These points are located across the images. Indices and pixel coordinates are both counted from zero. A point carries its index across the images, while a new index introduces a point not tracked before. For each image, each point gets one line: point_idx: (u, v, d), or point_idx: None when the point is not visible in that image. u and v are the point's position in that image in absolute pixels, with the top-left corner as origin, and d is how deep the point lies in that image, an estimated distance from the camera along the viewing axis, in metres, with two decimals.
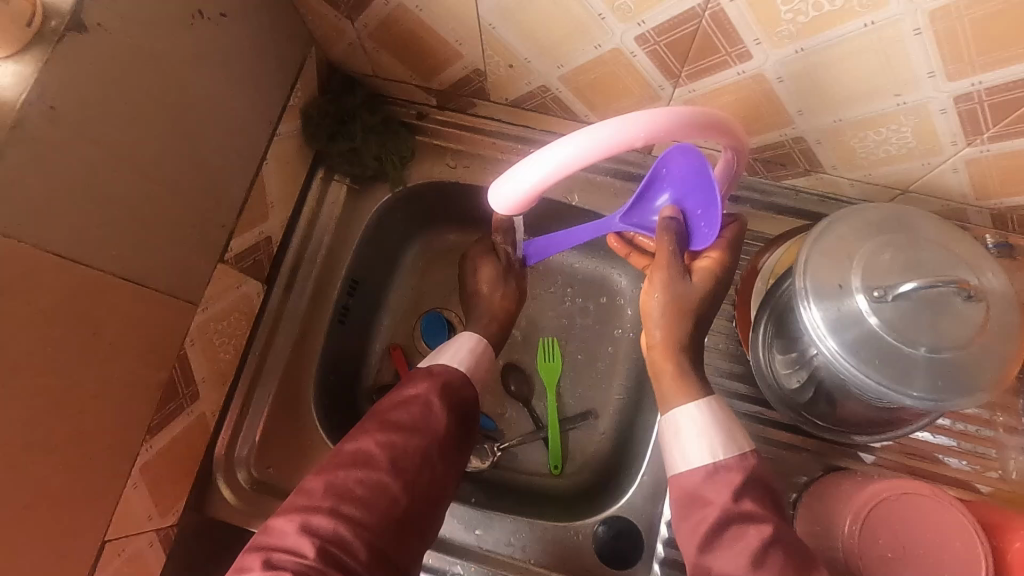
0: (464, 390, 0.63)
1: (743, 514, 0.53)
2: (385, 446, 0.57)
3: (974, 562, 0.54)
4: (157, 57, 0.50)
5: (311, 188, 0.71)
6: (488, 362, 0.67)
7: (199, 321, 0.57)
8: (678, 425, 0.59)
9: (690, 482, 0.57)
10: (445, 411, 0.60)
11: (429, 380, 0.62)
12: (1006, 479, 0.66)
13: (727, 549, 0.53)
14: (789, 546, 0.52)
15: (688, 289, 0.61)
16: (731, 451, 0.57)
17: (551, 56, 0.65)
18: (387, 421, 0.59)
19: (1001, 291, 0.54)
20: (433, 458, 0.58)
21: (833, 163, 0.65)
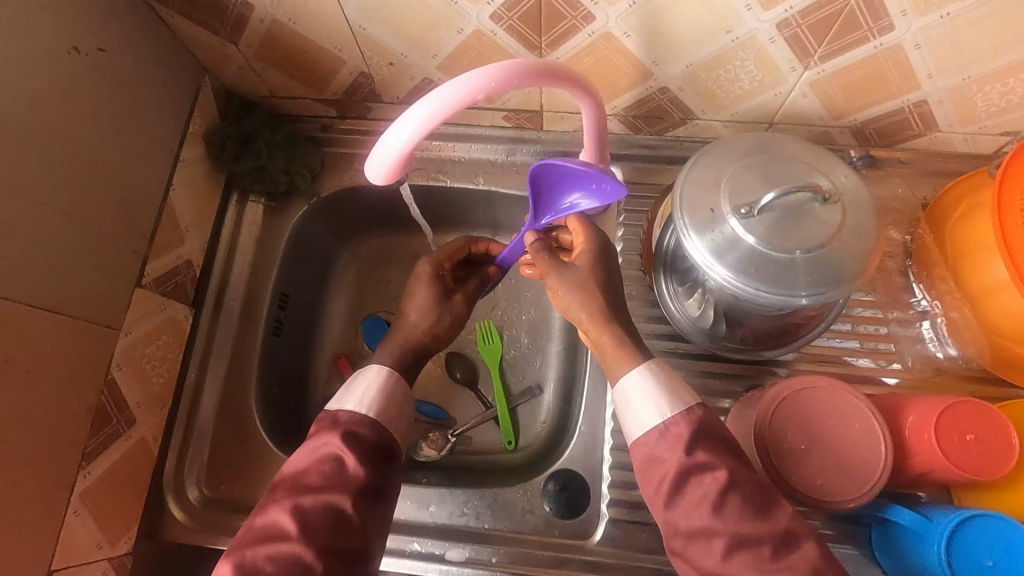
0: (378, 440, 0.53)
1: (699, 464, 0.47)
2: (296, 512, 0.48)
3: (873, 441, 0.53)
4: (41, 92, 0.50)
5: (228, 211, 0.75)
6: (402, 396, 0.56)
7: (124, 346, 0.60)
8: (626, 393, 0.52)
9: (647, 446, 0.50)
10: (364, 459, 0.51)
11: (336, 429, 0.52)
12: (909, 369, 0.65)
13: (691, 499, 0.47)
14: (746, 485, 0.47)
15: (577, 271, 0.55)
16: (681, 405, 0.50)
17: (421, 48, 0.62)
18: (298, 483, 0.50)
19: (853, 189, 0.56)
20: (352, 519, 0.49)
21: (701, 108, 0.67)
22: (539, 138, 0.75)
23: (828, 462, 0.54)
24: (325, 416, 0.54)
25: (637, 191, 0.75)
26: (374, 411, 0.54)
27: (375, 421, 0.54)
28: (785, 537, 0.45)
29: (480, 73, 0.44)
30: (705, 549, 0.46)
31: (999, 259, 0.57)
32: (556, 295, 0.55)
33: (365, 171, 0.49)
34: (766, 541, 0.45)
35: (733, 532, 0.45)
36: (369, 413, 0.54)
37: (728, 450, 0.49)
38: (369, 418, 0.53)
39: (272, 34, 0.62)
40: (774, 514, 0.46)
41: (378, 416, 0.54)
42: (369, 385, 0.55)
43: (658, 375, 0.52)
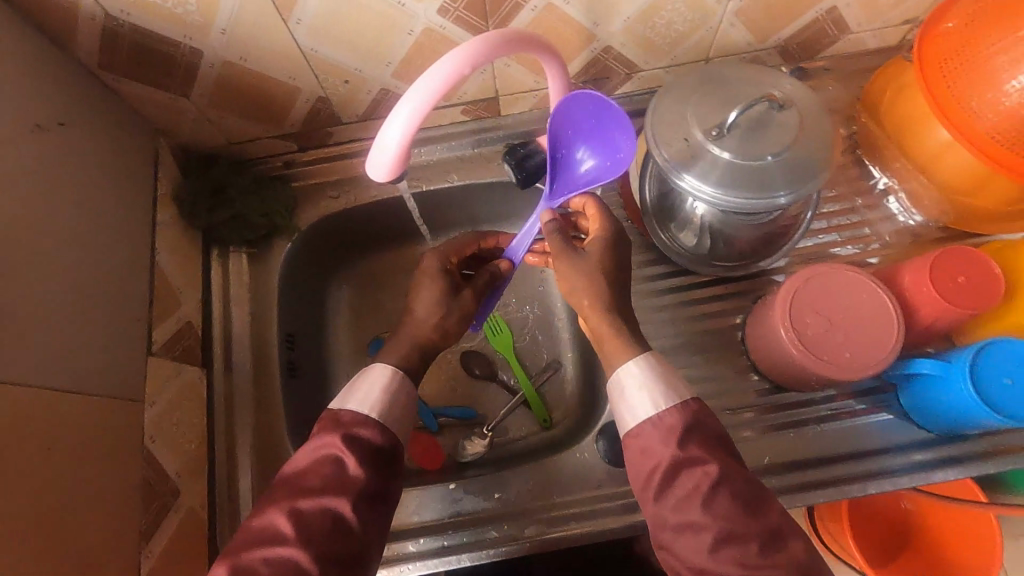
0: (382, 441, 0.52)
1: (691, 458, 0.47)
2: (295, 517, 0.47)
3: (882, 306, 0.59)
4: (19, 172, 0.49)
5: (213, 267, 0.74)
6: (406, 401, 0.55)
7: (152, 416, 0.58)
8: (623, 380, 0.52)
9: (640, 438, 0.50)
10: (364, 458, 0.50)
11: (338, 429, 0.51)
12: (886, 246, 0.71)
13: (681, 492, 0.46)
14: (737, 483, 0.46)
15: (585, 257, 0.57)
16: (677, 398, 0.51)
17: (373, 59, 0.64)
18: (298, 486, 0.48)
19: (802, 93, 0.62)
20: (351, 523, 0.47)
21: (643, 59, 0.72)
22: (499, 124, 0.78)
23: (850, 335, 0.58)
24: (326, 417, 0.53)
25: None
26: (378, 412, 0.53)
27: (381, 424, 0.52)
28: (772, 535, 0.45)
29: (459, 53, 0.46)
30: (693, 542, 0.45)
31: (938, 124, 0.63)
32: (562, 276, 0.57)
33: (367, 172, 0.50)
34: (753, 538, 0.44)
35: (723, 528, 0.45)
36: (371, 415, 0.52)
37: (722, 447, 0.49)
38: (372, 420, 0.52)
39: (223, 77, 0.63)
40: (765, 512, 0.46)
41: (380, 414, 0.53)
42: (372, 384, 0.54)
43: (655, 369, 0.52)
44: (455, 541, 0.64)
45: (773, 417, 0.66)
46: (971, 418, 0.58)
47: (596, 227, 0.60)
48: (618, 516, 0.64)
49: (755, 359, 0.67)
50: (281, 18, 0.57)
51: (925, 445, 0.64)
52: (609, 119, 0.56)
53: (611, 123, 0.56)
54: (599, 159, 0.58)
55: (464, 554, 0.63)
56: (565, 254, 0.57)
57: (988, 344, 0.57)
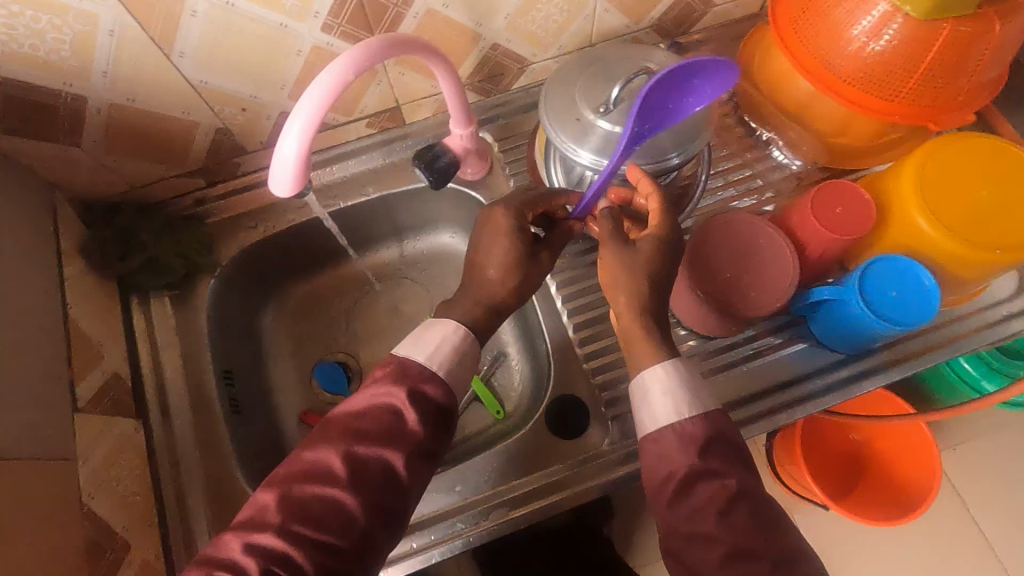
0: (443, 398, 0.55)
1: (708, 470, 0.50)
2: (349, 458, 0.50)
3: (776, 244, 0.64)
4: None
5: (135, 315, 0.72)
6: (471, 362, 0.58)
7: (88, 473, 0.56)
8: (647, 384, 0.55)
9: (657, 445, 0.53)
10: (421, 413, 0.53)
11: (405, 381, 0.54)
12: (778, 193, 0.77)
13: (696, 502, 0.49)
14: (753, 496, 0.50)
15: (637, 253, 0.58)
16: (702, 408, 0.53)
17: (267, 83, 0.64)
18: (352, 429, 0.52)
19: (676, 63, 0.67)
20: (397, 476, 0.51)
21: (532, 52, 0.75)
22: (407, 132, 0.80)
23: (753, 275, 0.65)
24: (391, 363, 0.55)
25: (508, 145, 0.82)
26: (443, 369, 0.56)
27: (445, 382, 0.55)
28: (788, 557, 0.48)
29: (341, 61, 0.48)
30: (704, 552, 0.48)
31: (800, 76, 0.70)
32: (606, 266, 0.59)
33: (271, 189, 0.51)
34: (765, 557, 0.47)
35: (734, 543, 0.48)
36: (439, 372, 0.55)
37: (737, 458, 0.52)
38: (439, 378, 0.55)
39: (114, 121, 0.62)
40: (775, 527, 0.49)
41: (441, 372, 0.56)
42: (440, 341, 0.57)
43: (683, 373, 0.55)
44: (423, 540, 0.65)
45: (703, 365, 0.70)
46: (872, 332, 0.64)
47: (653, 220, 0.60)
48: (574, 486, 0.67)
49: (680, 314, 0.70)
50: (162, 53, 0.57)
51: (839, 366, 0.70)
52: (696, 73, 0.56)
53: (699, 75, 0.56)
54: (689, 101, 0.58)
55: (434, 550, 0.65)
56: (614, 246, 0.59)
57: (885, 261, 0.62)
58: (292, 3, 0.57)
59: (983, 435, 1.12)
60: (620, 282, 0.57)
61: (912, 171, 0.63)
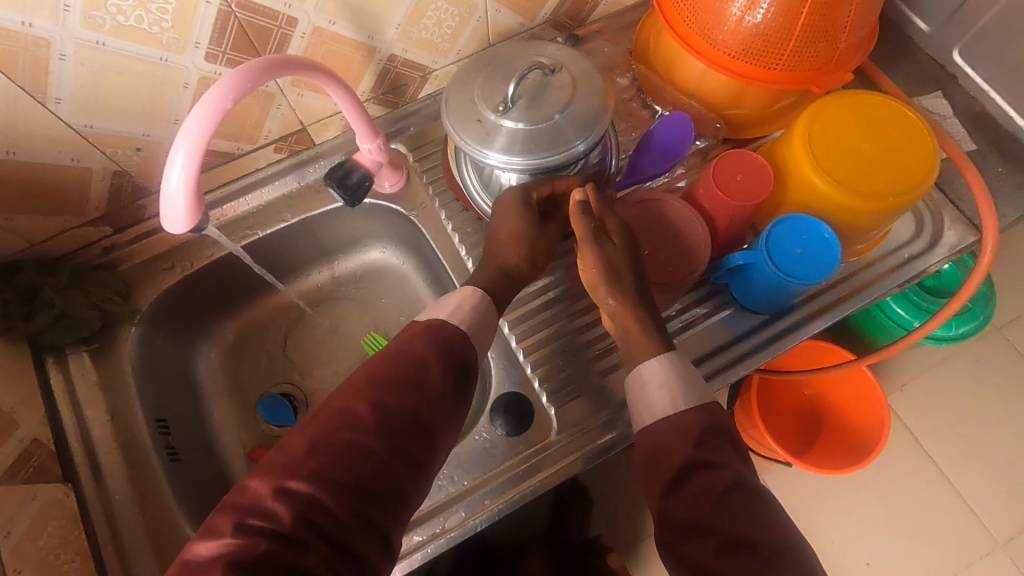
0: (466, 354, 0.57)
1: (703, 461, 0.52)
2: (378, 405, 0.50)
3: (687, 216, 0.67)
4: None
5: (51, 376, 0.69)
6: (487, 319, 0.61)
7: (11, 548, 0.53)
8: (645, 375, 0.60)
9: (656, 440, 0.56)
10: (445, 363, 0.55)
11: (428, 334, 0.56)
12: (686, 170, 0.80)
13: (691, 493, 0.51)
14: (749, 484, 0.51)
15: (610, 251, 0.64)
16: (696, 399, 0.57)
17: (161, 119, 0.63)
18: (380, 378, 0.52)
19: (567, 54, 0.69)
20: (425, 421, 0.51)
21: (431, 59, 0.76)
22: (318, 153, 0.79)
23: (671, 249, 0.68)
24: (420, 323, 0.58)
25: (422, 154, 0.82)
26: (463, 323, 0.59)
27: (465, 333, 0.58)
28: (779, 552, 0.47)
29: (216, 87, 0.47)
30: (701, 545, 0.49)
31: (689, 55, 0.72)
32: (590, 264, 0.63)
33: (165, 227, 0.49)
34: (762, 545, 0.48)
35: (730, 533, 0.48)
36: (460, 325, 0.58)
37: (733, 448, 0.54)
38: (461, 330, 0.58)
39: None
40: (765, 516, 0.50)
41: (468, 331, 0.58)
42: (460, 302, 0.60)
43: (678, 366, 0.60)
44: None
45: None
46: (787, 289, 0.66)
47: (611, 224, 0.65)
48: (524, 482, 0.67)
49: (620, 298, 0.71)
50: (36, 101, 0.55)
51: (762, 326, 0.73)
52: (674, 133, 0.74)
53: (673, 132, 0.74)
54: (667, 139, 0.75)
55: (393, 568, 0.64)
56: (593, 245, 0.63)
57: (790, 221, 0.65)
58: (167, 35, 0.56)
59: (919, 374, 1.18)
60: (608, 286, 0.63)
61: (801, 132, 0.67)
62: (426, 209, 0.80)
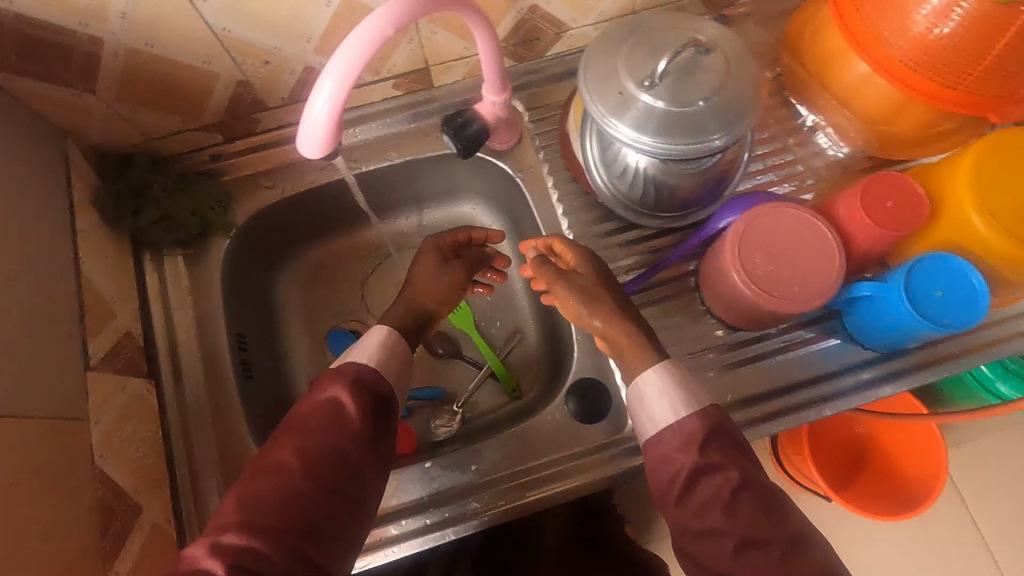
0: (379, 390, 0.54)
1: (709, 465, 0.51)
2: (299, 450, 0.49)
3: (824, 236, 0.60)
4: None
5: (147, 272, 0.70)
6: (404, 355, 0.58)
7: (99, 434, 0.55)
8: (641, 390, 0.57)
9: (660, 447, 0.54)
10: (361, 401, 0.52)
11: (342, 375, 0.53)
12: (820, 180, 0.74)
13: (702, 497, 0.50)
14: (755, 486, 0.50)
15: (582, 280, 0.64)
16: (695, 405, 0.55)
17: (293, 35, 0.61)
18: (302, 425, 0.50)
19: (726, 36, 0.62)
20: (354, 461, 0.49)
21: (571, 16, 0.71)
22: (434, 96, 0.76)
23: (797, 270, 0.59)
24: (330, 369, 0.54)
25: (540, 114, 0.78)
26: (373, 361, 0.55)
27: (377, 370, 0.55)
28: (794, 541, 0.48)
29: (382, 13, 0.45)
30: (715, 547, 0.49)
31: (855, 57, 0.66)
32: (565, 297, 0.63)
33: (299, 150, 0.48)
34: (774, 544, 0.47)
35: (743, 533, 0.48)
36: (369, 362, 0.55)
37: (738, 451, 0.53)
38: (372, 367, 0.55)
39: (131, 67, 0.59)
40: (778, 517, 0.49)
41: (380, 367, 0.55)
42: (371, 339, 0.57)
43: (672, 374, 0.57)
44: (437, 517, 0.64)
45: (735, 353, 0.69)
46: (914, 332, 0.61)
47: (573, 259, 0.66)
48: (592, 471, 0.66)
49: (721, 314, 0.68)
50: None
51: (868, 365, 0.68)
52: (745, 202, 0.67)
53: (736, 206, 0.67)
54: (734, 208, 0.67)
55: (449, 528, 0.63)
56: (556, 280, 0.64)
57: (936, 257, 0.59)
58: None
59: (998, 438, 1.10)
60: (589, 309, 0.62)
61: (970, 165, 0.60)
62: (534, 172, 0.77)
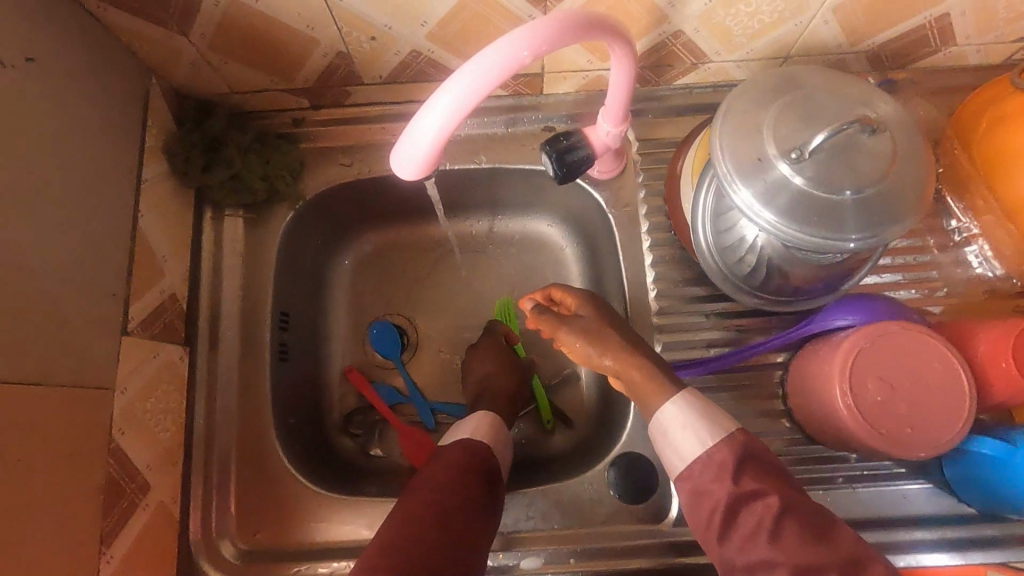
0: (493, 466, 0.54)
1: (748, 493, 0.44)
2: (428, 507, 0.47)
3: (955, 378, 0.51)
4: None
5: (204, 230, 0.67)
6: (506, 439, 0.59)
7: (122, 406, 0.52)
8: (664, 424, 0.51)
9: (693, 480, 0.47)
10: (482, 475, 0.52)
11: (464, 449, 0.54)
12: (954, 294, 0.65)
13: (744, 530, 0.43)
14: (804, 510, 0.43)
15: (586, 321, 0.57)
16: (722, 433, 0.48)
17: (407, 16, 0.54)
18: (429, 486, 0.49)
19: (898, 116, 0.52)
20: (472, 528, 0.47)
21: (716, 50, 0.62)
22: (539, 104, 0.70)
23: (915, 408, 0.51)
24: (444, 446, 0.56)
25: (652, 148, 0.70)
26: (489, 439, 0.57)
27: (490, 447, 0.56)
28: (851, 565, 0.39)
29: (530, 30, 0.39)
30: None
31: None
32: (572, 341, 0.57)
33: (395, 169, 0.43)
34: (831, 570, 0.39)
35: (796, 563, 0.40)
36: (483, 438, 0.57)
37: (779, 477, 0.45)
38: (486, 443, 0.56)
39: (231, 18, 0.54)
40: (837, 539, 0.41)
41: (492, 445, 0.57)
42: (480, 418, 0.59)
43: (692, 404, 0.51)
44: None
45: (796, 471, 0.61)
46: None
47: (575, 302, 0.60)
48: (620, 556, 0.60)
49: (808, 428, 0.60)
50: None
51: (956, 521, 0.60)
52: (854, 306, 0.59)
53: (840, 309, 0.59)
54: (838, 313, 0.59)
55: None
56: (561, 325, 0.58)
57: None
58: None
59: None
60: (598, 346, 0.55)
61: None
62: (629, 211, 0.69)
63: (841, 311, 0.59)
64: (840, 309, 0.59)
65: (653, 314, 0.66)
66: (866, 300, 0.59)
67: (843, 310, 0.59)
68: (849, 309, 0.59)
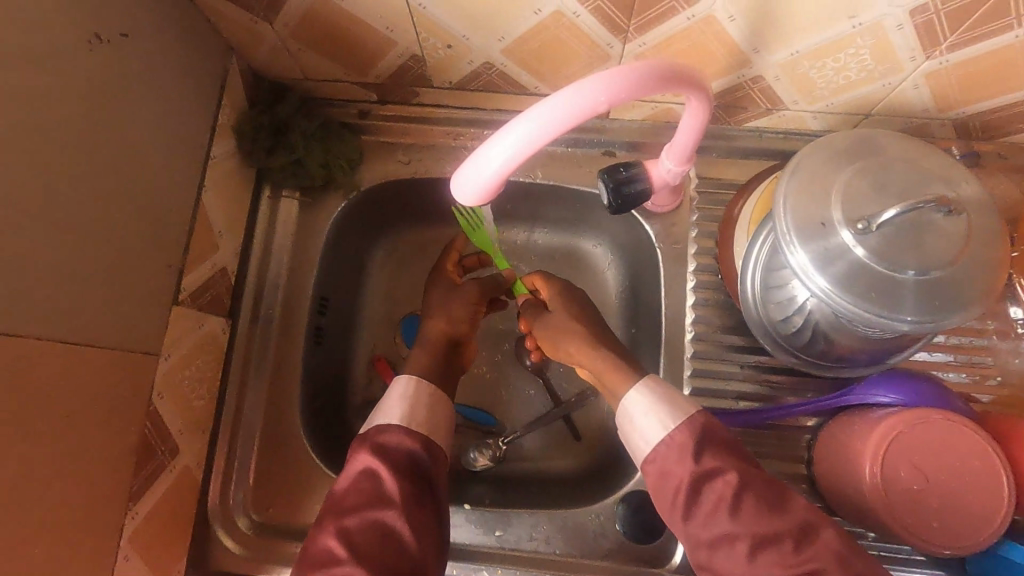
0: (414, 453, 0.51)
1: (705, 471, 0.45)
2: (343, 534, 0.46)
3: (997, 480, 0.49)
4: (78, 102, 0.44)
5: (261, 208, 0.69)
6: (431, 399, 0.56)
7: (164, 371, 0.54)
8: (629, 411, 0.51)
9: (657, 462, 0.48)
10: (399, 474, 0.49)
11: (373, 445, 0.51)
12: (1006, 384, 0.62)
13: (707, 507, 0.44)
14: (757, 485, 0.45)
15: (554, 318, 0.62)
16: (681, 414, 0.49)
17: (486, 30, 0.54)
18: (340, 508, 0.48)
19: (978, 199, 0.50)
20: (404, 539, 0.46)
21: (794, 98, 0.60)
22: (602, 127, 0.69)
23: (946, 503, 0.49)
24: (363, 433, 0.53)
25: (711, 187, 0.69)
26: (402, 418, 0.53)
27: (408, 426, 0.53)
28: (804, 529, 0.43)
29: (605, 77, 0.39)
30: (732, 554, 0.43)
31: None
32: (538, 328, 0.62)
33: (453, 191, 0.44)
34: (785, 536, 0.42)
35: (753, 532, 0.43)
36: (398, 418, 0.53)
37: (733, 450, 0.47)
38: (401, 425, 0.53)
39: (315, 12, 0.55)
40: (789, 508, 0.44)
41: (410, 421, 0.53)
42: (396, 393, 0.55)
43: (654, 391, 0.51)
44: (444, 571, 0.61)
45: None
46: None
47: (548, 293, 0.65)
48: None
49: (829, 500, 0.58)
50: None
51: None
52: (900, 383, 0.57)
53: (883, 383, 0.57)
54: (881, 387, 0.57)
55: None
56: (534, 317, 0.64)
57: None
58: None
59: None
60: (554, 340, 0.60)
61: None
62: (677, 249, 0.68)
63: (886, 385, 0.57)
64: (885, 384, 0.57)
65: (686, 357, 0.65)
66: (911, 380, 0.57)
67: (887, 384, 0.57)
68: (895, 385, 0.57)
